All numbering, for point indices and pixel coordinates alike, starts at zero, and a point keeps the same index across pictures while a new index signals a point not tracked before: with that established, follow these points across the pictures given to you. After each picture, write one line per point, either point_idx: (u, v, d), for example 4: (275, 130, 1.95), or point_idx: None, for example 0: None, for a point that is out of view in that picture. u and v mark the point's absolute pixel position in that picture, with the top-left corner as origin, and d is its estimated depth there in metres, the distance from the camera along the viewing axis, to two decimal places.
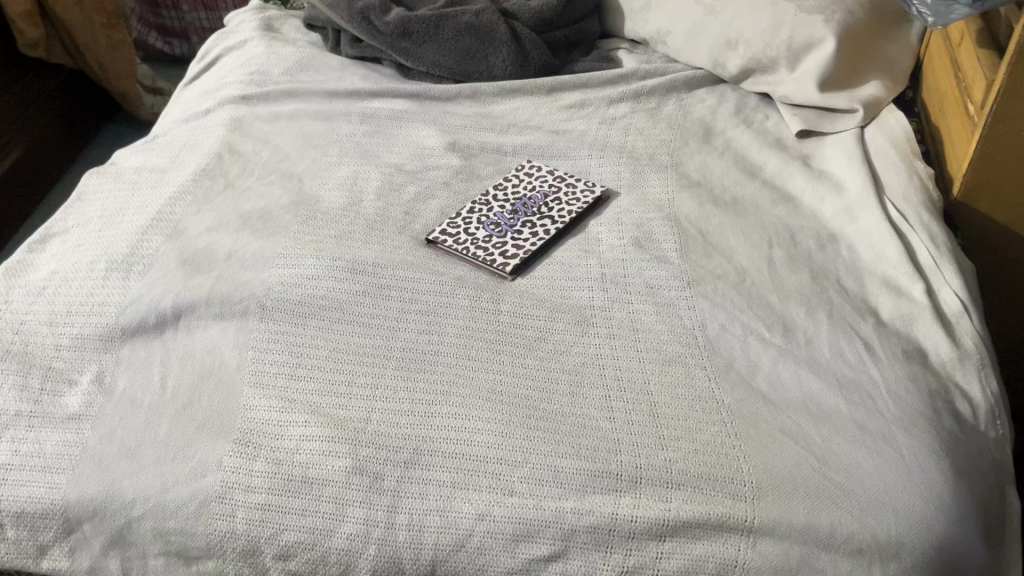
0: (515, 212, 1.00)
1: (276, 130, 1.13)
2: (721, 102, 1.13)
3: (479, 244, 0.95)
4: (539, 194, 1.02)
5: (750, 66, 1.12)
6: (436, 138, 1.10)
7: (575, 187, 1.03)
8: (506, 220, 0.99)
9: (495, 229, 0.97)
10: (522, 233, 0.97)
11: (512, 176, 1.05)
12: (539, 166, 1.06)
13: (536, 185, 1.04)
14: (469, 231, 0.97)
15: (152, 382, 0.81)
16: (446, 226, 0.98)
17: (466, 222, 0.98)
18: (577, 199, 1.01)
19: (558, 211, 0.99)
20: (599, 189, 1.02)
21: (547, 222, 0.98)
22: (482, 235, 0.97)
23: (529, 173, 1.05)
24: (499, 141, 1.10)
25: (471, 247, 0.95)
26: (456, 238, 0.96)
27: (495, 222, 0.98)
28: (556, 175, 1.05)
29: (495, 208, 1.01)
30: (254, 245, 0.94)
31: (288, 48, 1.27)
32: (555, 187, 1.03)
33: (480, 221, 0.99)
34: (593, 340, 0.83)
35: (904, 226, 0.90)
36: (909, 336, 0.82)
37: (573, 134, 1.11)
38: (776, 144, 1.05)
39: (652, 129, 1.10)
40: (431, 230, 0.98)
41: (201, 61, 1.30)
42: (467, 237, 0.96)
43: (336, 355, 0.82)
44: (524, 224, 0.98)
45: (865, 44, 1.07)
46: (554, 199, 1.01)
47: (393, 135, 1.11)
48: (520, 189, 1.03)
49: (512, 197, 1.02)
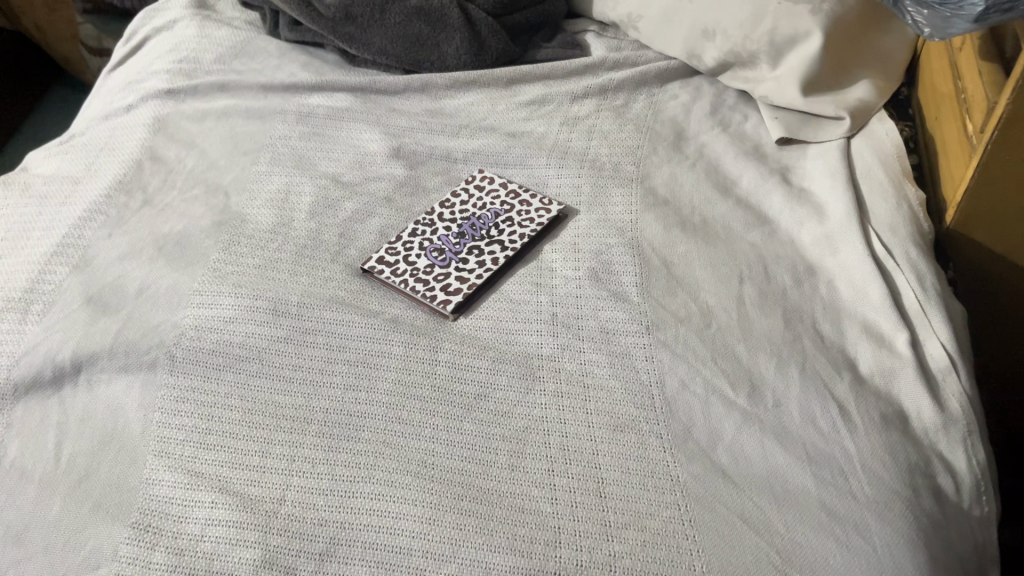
0: (462, 237, 0.90)
1: (204, 132, 1.02)
2: (695, 100, 1.03)
3: (419, 277, 0.86)
4: (490, 214, 0.92)
5: (728, 61, 1.01)
6: (380, 143, 1.00)
7: (530, 205, 0.93)
8: (451, 245, 0.89)
9: (438, 259, 0.87)
10: (468, 263, 0.87)
11: (460, 190, 0.95)
12: (492, 178, 0.96)
13: (487, 203, 0.93)
14: (409, 260, 0.87)
15: (47, 450, 0.73)
16: (384, 254, 0.88)
17: (406, 249, 0.88)
18: (531, 220, 0.91)
19: (509, 235, 0.89)
20: (556, 207, 0.92)
21: (496, 249, 0.88)
22: (423, 266, 0.87)
23: (479, 188, 0.95)
24: (449, 147, 1.00)
25: (410, 281, 0.85)
26: (393, 269, 0.86)
27: (439, 249, 0.88)
28: (510, 191, 0.95)
29: (440, 230, 0.90)
30: (168, 279, 0.84)
31: (222, 31, 1.15)
32: (507, 206, 0.93)
33: (422, 248, 0.89)
34: (538, 399, 0.75)
35: (889, 263, 0.81)
36: (889, 396, 0.74)
37: (531, 138, 1.00)
38: (754, 153, 0.95)
39: (618, 133, 1.00)
40: (366, 259, 0.88)
41: (127, 43, 1.18)
42: (406, 269, 0.86)
43: (250, 418, 0.74)
44: (471, 252, 0.88)
45: (857, 38, 0.96)
46: (505, 219, 0.91)
47: (332, 138, 1.01)
48: (469, 207, 0.93)
49: (459, 217, 0.92)
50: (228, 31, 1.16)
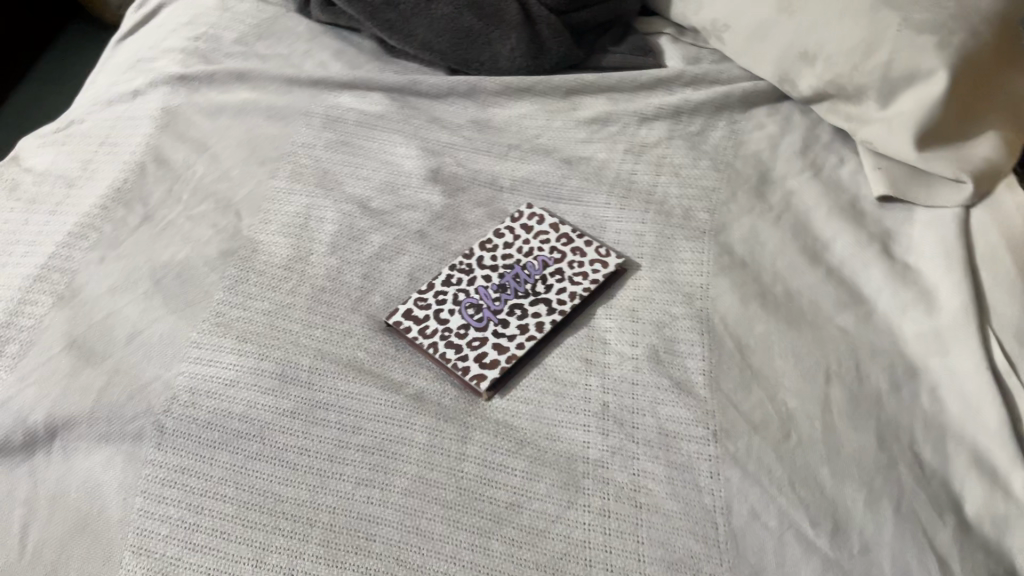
0: (504, 291, 0.77)
1: (217, 131, 0.90)
2: (784, 135, 0.88)
3: (450, 342, 0.74)
4: (537, 263, 0.80)
5: (828, 91, 0.86)
6: (417, 161, 0.87)
7: (583, 254, 0.80)
8: (490, 302, 0.77)
9: (473, 319, 0.75)
10: (508, 326, 0.75)
11: (504, 229, 0.82)
12: (541, 215, 0.83)
13: (534, 249, 0.81)
14: (440, 318, 0.75)
15: (11, 533, 0.64)
16: (411, 307, 0.76)
17: (438, 304, 0.76)
18: (583, 276, 0.78)
19: (557, 293, 0.77)
20: (615, 258, 0.79)
21: (541, 309, 0.76)
22: (456, 327, 0.75)
23: (526, 227, 0.82)
24: (495, 171, 0.87)
25: (440, 345, 0.73)
26: (422, 329, 0.74)
27: (476, 306, 0.76)
28: (561, 233, 0.82)
29: (478, 281, 0.78)
30: (163, 323, 0.73)
31: (247, 6, 1.02)
32: (558, 254, 0.80)
33: (456, 305, 0.76)
34: (581, 517, 0.64)
35: (1011, 379, 0.67)
36: (1000, 550, 0.62)
37: (591, 166, 0.87)
38: (851, 211, 0.81)
39: (692, 169, 0.86)
40: (390, 312, 0.76)
41: (140, 9, 1.05)
42: (436, 330, 0.74)
43: (244, 514, 0.64)
44: (512, 312, 0.76)
45: (988, 78, 0.79)
46: (554, 271, 0.79)
47: (363, 150, 0.88)
48: (513, 253, 0.80)
49: (501, 265, 0.79)
50: (254, 5, 1.02)
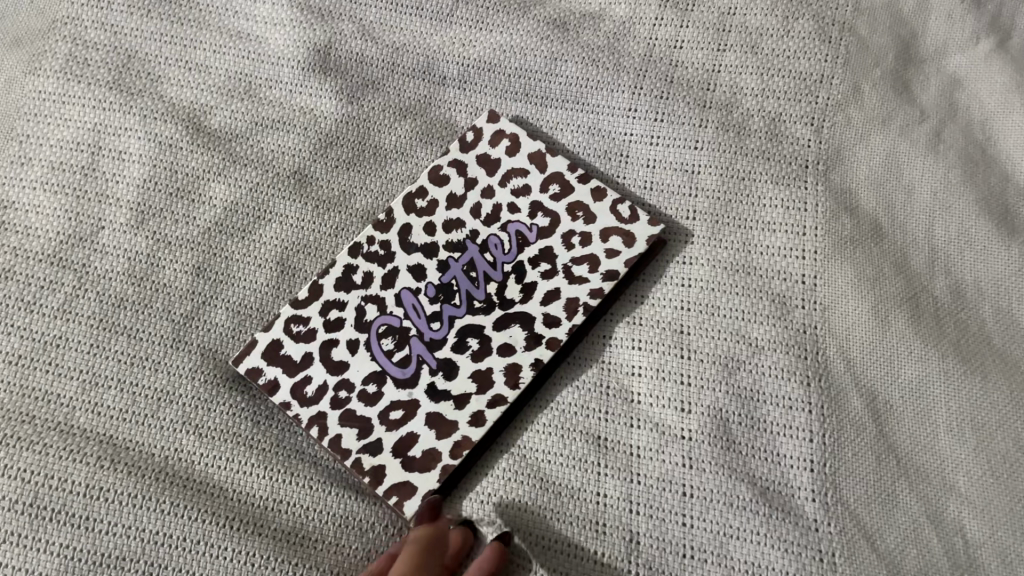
0: (446, 302, 0.42)
1: None
2: None
3: (350, 415, 0.40)
4: (505, 238, 0.44)
5: None
6: (290, 30, 0.50)
7: (589, 219, 0.43)
8: (422, 325, 0.42)
9: (392, 362, 0.41)
10: (455, 378, 0.41)
11: (447, 168, 0.45)
12: (513, 137, 0.46)
13: (501, 209, 0.44)
14: (334, 364, 0.41)
15: None
16: (280, 343, 0.41)
17: (328, 334, 0.42)
18: (588, 266, 0.42)
19: (544, 304, 0.42)
20: (641, 220, 0.43)
21: (515, 341, 0.41)
22: (361, 382, 0.41)
23: (485, 163, 0.45)
24: (430, 49, 0.49)
25: (332, 424, 0.40)
26: (300, 390, 0.41)
27: (397, 334, 0.42)
28: (548, 174, 0.45)
29: (401, 280, 0.43)
30: None
31: None
32: (543, 218, 0.44)
33: (362, 332, 0.42)
34: None
35: None
36: None
37: (600, 32, 0.49)
38: None
39: (780, 36, 0.48)
40: (242, 350, 0.41)
41: None
42: (325, 390, 0.41)
43: None
44: (461, 346, 0.41)
45: None
46: (537, 255, 0.43)
47: (196, 11, 0.50)
48: (464, 217, 0.44)
49: (442, 245, 0.44)
50: None
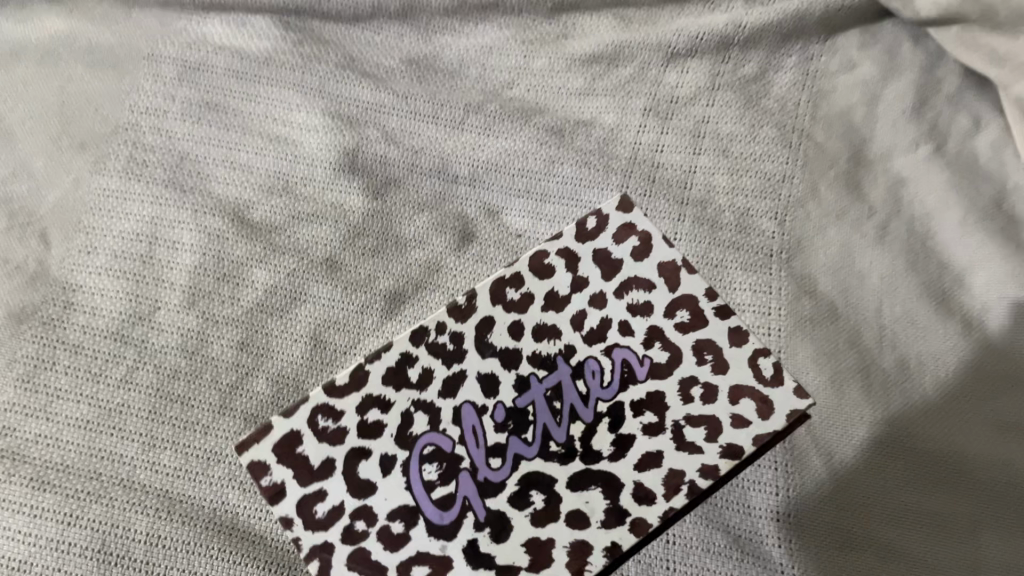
0: (514, 435, 0.40)
1: (13, 90, 0.58)
2: (886, 80, 0.57)
3: (363, 554, 0.38)
4: (611, 362, 0.41)
5: (962, 13, 0.54)
6: (323, 137, 0.57)
7: (718, 372, 0.41)
8: (478, 461, 0.39)
9: (431, 504, 0.39)
10: (503, 543, 0.38)
11: (554, 257, 0.42)
12: (641, 243, 0.43)
13: (611, 326, 0.42)
14: (356, 483, 0.38)
15: None
16: (300, 437, 0.39)
17: (358, 442, 0.39)
18: (706, 431, 0.40)
19: (640, 466, 0.39)
20: (785, 387, 0.40)
21: (591, 509, 0.39)
22: (386, 516, 0.38)
23: (605, 263, 0.43)
24: (444, 151, 0.57)
25: (344, 552, 0.38)
26: (310, 506, 0.38)
27: (443, 463, 0.39)
28: (678, 297, 0.42)
29: (462, 392, 0.40)
30: None
31: None
32: (663, 352, 0.41)
33: (403, 448, 0.39)
34: None
35: None
36: None
37: (592, 138, 0.57)
38: (996, 218, 0.52)
39: (748, 142, 0.56)
40: (253, 438, 0.38)
41: None
42: (338, 516, 0.38)
43: None
44: (523, 501, 0.39)
45: None
46: (643, 398, 0.41)
47: (240, 118, 0.57)
48: (564, 325, 0.42)
49: (525, 353, 0.41)
50: None
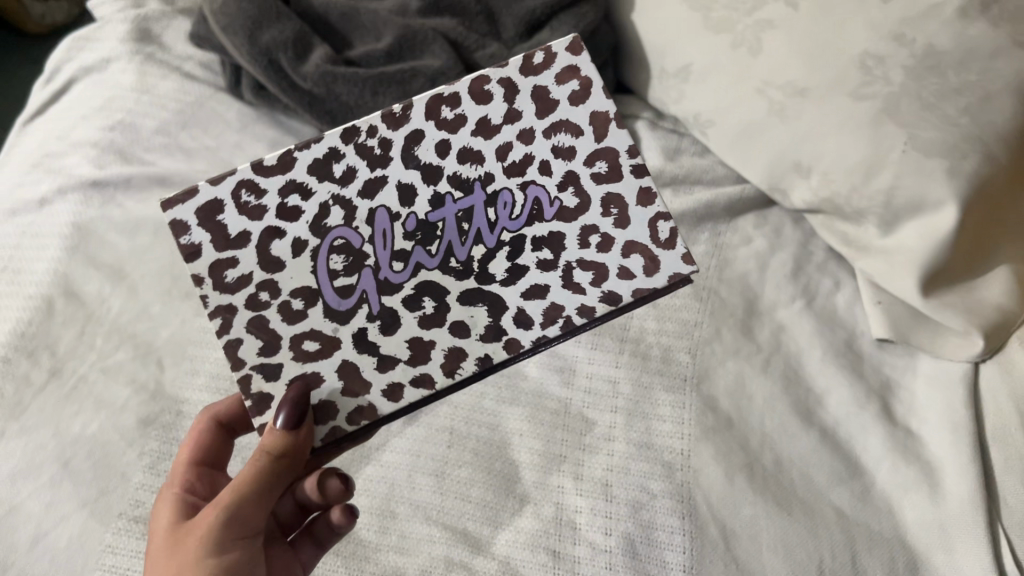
0: (420, 247, 0.56)
1: (136, 252, 0.79)
2: (774, 251, 0.79)
3: (260, 322, 0.54)
4: (523, 200, 0.57)
5: (823, 208, 0.76)
6: None
7: (622, 229, 0.58)
8: (381, 261, 0.56)
9: (333, 288, 0.55)
10: (389, 335, 0.56)
11: (494, 86, 0.57)
12: (580, 91, 0.57)
13: (533, 165, 0.57)
14: (265, 256, 0.54)
15: None
16: (220, 206, 0.54)
17: (268, 222, 0.54)
18: (593, 275, 0.58)
19: (522, 300, 0.58)
20: (675, 251, 0.58)
21: (474, 324, 0.57)
22: (290, 295, 0.55)
23: (542, 102, 0.57)
24: None
25: (244, 318, 0.54)
26: (224, 265, 0.54)
27: (348, 256, 0.55)
28: (599, 150, 0.57)
29: (380, 196, 0.55)
30: (73, 521, 0.65)
31: (169, 83, 0.89)
32: (574, 199, 0.58)
33: (316, 238, 0.55)
34: None
35: None
36: None
37: None
38: (847, 356, 0.73)
39: (672, 296, 0.77)
40: (180, 198, 0.53)
41: (47, 87, 0.93)
42: (289, 237, 0.55)
43: None
44: (417, 305, 0.57)
45: (1004, 212, 0.69)
46: (536, 206, 0.57)
47: None
48: (488, 137, 0.57)
49: (447, 172, 0.56)
50: (177, 82, 0.90)
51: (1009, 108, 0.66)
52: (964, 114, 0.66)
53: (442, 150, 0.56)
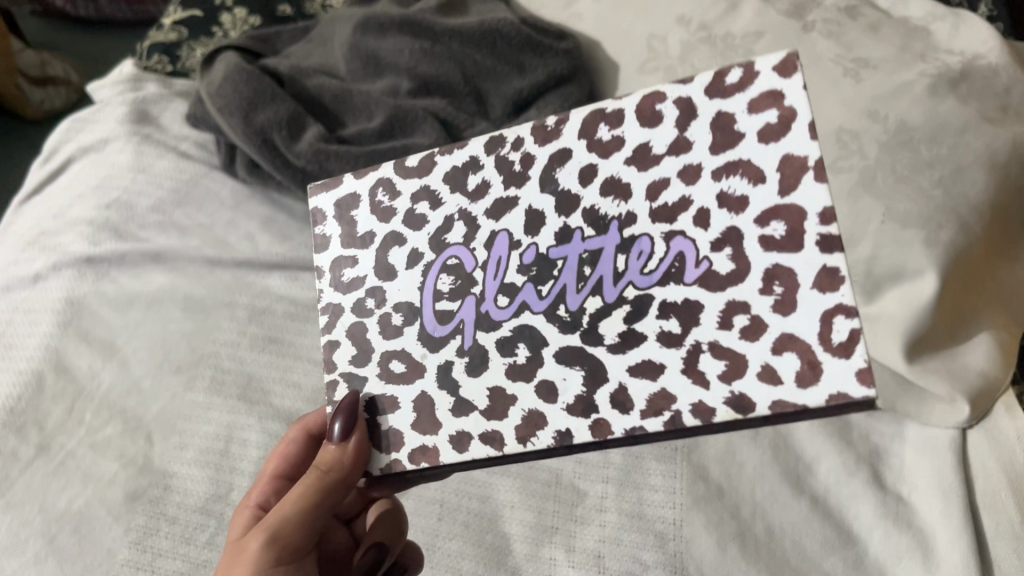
0: (531, 284, 0.51)
1: (128, 327, 0.79)
2: None
3: (359, 328, 0.58)
4: (664, 252, 0.46)
5: None
6: None
7: (784, 316, 0.42)
8: (486, 292, 0.52)
9: (434, 310, 0.55)
10: (472, 377, 0.52)
11: (669, 106, 0.46)
12: (775, 127, 0.43)
13: (688, 212, 0.45)
14: (382, 263, 0.57)
15: None
16: (357, 201, 0.59)
17: (392, 226, 0.57)
18: (727, 370, 0.43)
19: (628, 378, 0.47)
20: (851, 360, 0.40)
21: (565, 390, 0.49)
22: (393, 308, 0.56)
23: (722, 133, 0.44)
24: None
25: (348, 320, 0.58)
26: (345, 260, 0.58)
27: (457, 278, 0.54)
28: (781, 206, 0.42)
29: (505, 220, 0.52)
30: None
31: (165, 162, 0.92)
32: (728, 265, 0.44)
33: (434, 253, 0.55)
34: None
35: None
36: None
37: None
38: (836, 424, 0.73)
39: None
40: (329, 188, 0.60)
41: (46, 166, 0.96)
42: (407, 246, 0.56)
43: None
44: (509, 352, 0.51)
45: (978, 278, 0.70)
46: (678, 261, 0.45)
47: (291, 348, 0.77)
48: (630, 169, 0.47)
49: (586, 204, 0.49)
50: (172, 161, 0.92)
51: (980, 182, 0.68)
52: (938, 185, 0.68)
53: (586, 177, 0.49)
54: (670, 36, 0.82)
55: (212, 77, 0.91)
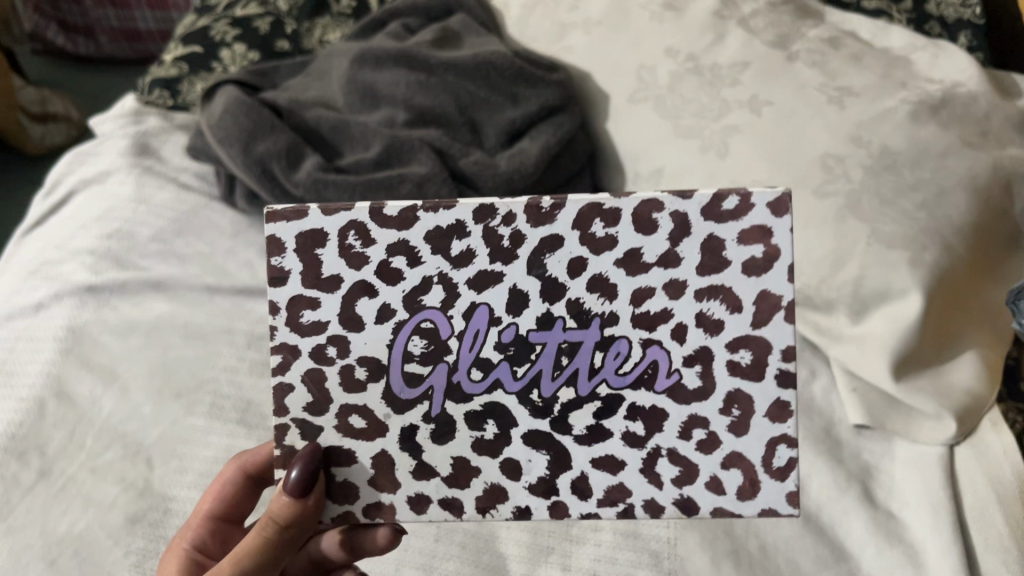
0: (507, 363, 0.53)
1: (128, 354, 0.81)
2: None
3: (318, 378, 0.54)
4: (640, 356, 0.53)
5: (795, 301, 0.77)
6: None
7: (734, 435, 0.53)
8: (461, 363, 0.54)
9: (401, 373, 0.54)
10: (438, 443, 0.54)
11: (664, 218, 0.51)
12: (761, 259, 0.51)
13: (667, 324, 0.52)
14: (348, 310, 0.53)
15: None
16: (322, 239, 0.53)
17: (363, 274, 0.53)
18: (680, 472, 0.53)
19: (590, 467, 0.54)
20: (775, 478, 0.53)
21: (529, 471, 0.54)
22: (358, 363, 0.54)
23: (711, 257, 0.51)
24: None
25: (304, 368, 0.54)
26: (302, 300, 0.53)
27: (429, 343, 0.53)
28: (750, 337, 0.52)
29: (486, 293, 0.53)
30: None
31: (165, 193, 0.94)
32: (696, 380, 0.53)
33: (406, 313, 0.53)
34: None
35: None
36: None
37: None
38: (826, 443, 0.74)
39: None
40: (287, 216, 0.52)
41: (48, 198, 0.97)
42: (376, 298, 0.53)
43: None
44: (478, 426, 0.54)
45: (960, 298, 0.72)
46: (653, 367, 0.53)
47: None
48: (611, 270, 0.52)
49: (569, 295, 0.52)
50: (172, 193, 0.94)
51: (961, 204, 0.70)
52: (920, 208, 0.70)
53: (574, 268, 0.52)
54: (658, 67, 0.84)
55: (213, 110, 0.93)
